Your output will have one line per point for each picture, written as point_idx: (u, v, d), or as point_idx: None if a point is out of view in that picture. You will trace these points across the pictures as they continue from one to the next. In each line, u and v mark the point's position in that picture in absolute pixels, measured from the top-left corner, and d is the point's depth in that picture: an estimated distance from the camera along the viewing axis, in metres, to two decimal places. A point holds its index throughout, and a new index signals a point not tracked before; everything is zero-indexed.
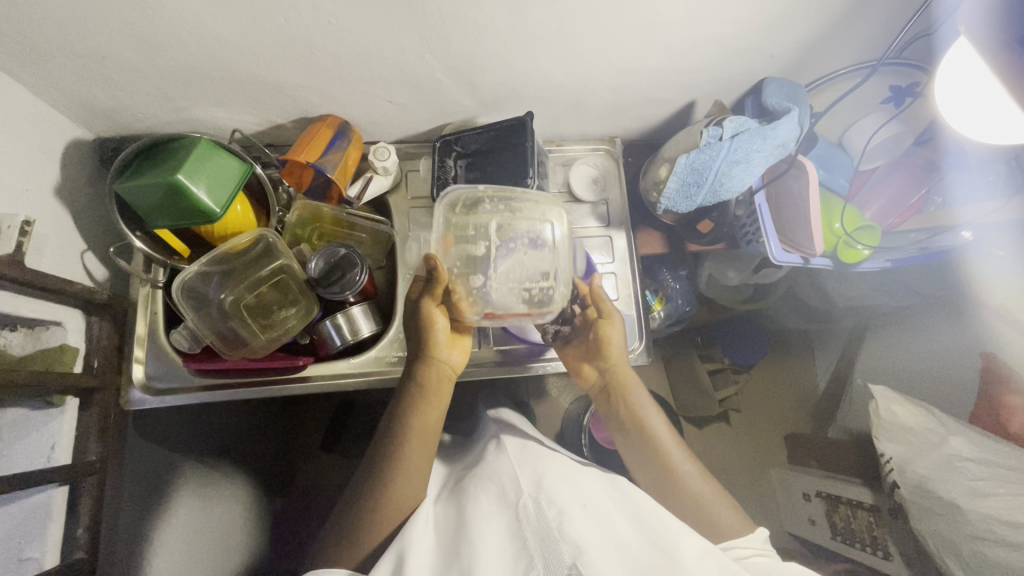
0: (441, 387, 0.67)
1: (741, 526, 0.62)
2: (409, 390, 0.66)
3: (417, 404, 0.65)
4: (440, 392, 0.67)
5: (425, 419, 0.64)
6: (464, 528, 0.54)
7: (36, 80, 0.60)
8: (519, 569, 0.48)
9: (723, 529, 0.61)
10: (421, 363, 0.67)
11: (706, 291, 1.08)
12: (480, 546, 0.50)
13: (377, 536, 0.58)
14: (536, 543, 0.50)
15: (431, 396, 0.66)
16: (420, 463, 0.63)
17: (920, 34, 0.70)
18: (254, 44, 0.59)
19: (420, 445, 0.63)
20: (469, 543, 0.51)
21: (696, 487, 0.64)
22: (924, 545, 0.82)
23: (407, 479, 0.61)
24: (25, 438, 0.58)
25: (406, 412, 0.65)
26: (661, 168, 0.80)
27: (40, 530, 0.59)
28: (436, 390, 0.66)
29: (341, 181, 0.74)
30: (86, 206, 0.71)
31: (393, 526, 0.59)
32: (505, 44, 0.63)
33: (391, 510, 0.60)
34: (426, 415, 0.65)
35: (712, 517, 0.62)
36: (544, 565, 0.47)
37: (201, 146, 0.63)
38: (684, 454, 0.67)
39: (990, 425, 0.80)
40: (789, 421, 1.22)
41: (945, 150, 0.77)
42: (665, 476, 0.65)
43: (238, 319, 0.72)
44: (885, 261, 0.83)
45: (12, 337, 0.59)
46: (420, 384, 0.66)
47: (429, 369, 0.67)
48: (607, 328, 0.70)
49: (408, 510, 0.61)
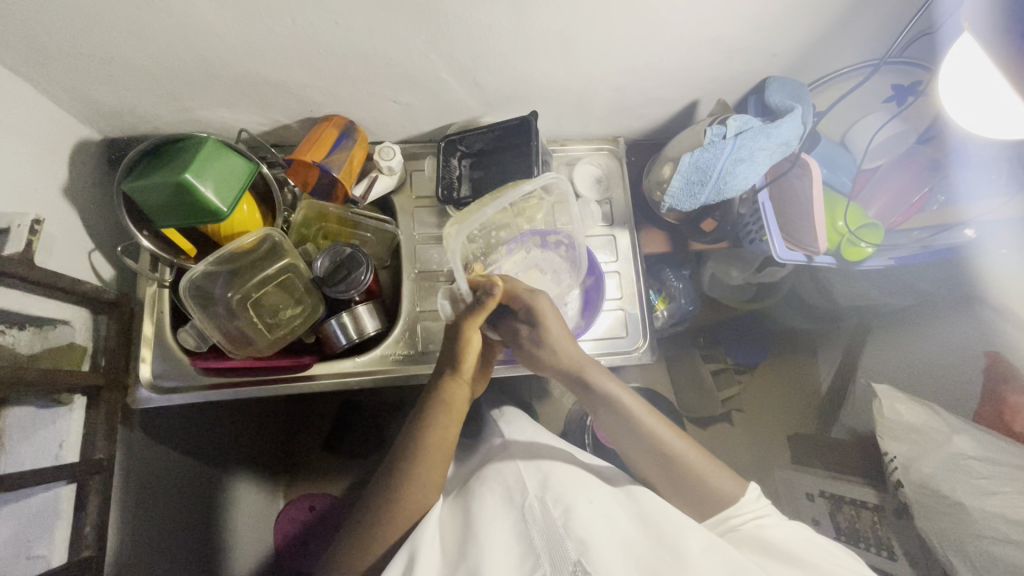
0: (462, 405, 0.65)
1: (737, 489, 0.60)
2: (429, 405, 0.64)
3: (435, 419, 0.63)
4: (459, 411, 0.65)
5: (446, 433, 0.62)
6: (471, 528, 0.54)
7: (45, 81, 0.61)
8: (526, 566, 0.48)
9: (718, 498, 0.59)
10: (446, 379, 0.65)
11: (710, 291, 1.09)
12: (487, 546, 0.50)
13: (389, 536, 0.59)
14: (541, 541, 0.50)
15: (452, 415, 0.64)
16: (437, 471, 0.61)
17: (922, 33, 0.71)
18: (259, 43, 0.59)
19: (438, 456, 0.61)
20: (477, 543, 0.51)
21: (688, 458, 0.61)
22: (930, 544, 0.82)
23: (420, 482, 0.60)
24: (31, 436, 0.58)
25: (425, 423, 0.63)
26: (665, 167, 0.80)
27: (47, 529, 0.58)
28: (458, 410, 0.64)
29: (346, 180, 0.75)
30: (93, 205, 0.71)
31: (402, 530, 0.59)
32: (509, 45, 0.64)
33: (403, 511, 0.59)
34: (445, 428, 0.63)
35: (711, 489, 0.60)
36: (549, 561, 0.47)
37: (207, 147, 0.64)
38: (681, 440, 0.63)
39: (995, 423, 0.79)
40: (792, 421, 1.22)
41: (948, 148, 0.78)
42: (663, 463, 0.62)
43: (244, 318, 0.73)
44: (887, 259, 0.83)
45: (19, 336, 0.59)
46: (442, 401, 0.64)
47: (456, 390, 0.65)
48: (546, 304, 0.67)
49: (420, 512, 0.60)
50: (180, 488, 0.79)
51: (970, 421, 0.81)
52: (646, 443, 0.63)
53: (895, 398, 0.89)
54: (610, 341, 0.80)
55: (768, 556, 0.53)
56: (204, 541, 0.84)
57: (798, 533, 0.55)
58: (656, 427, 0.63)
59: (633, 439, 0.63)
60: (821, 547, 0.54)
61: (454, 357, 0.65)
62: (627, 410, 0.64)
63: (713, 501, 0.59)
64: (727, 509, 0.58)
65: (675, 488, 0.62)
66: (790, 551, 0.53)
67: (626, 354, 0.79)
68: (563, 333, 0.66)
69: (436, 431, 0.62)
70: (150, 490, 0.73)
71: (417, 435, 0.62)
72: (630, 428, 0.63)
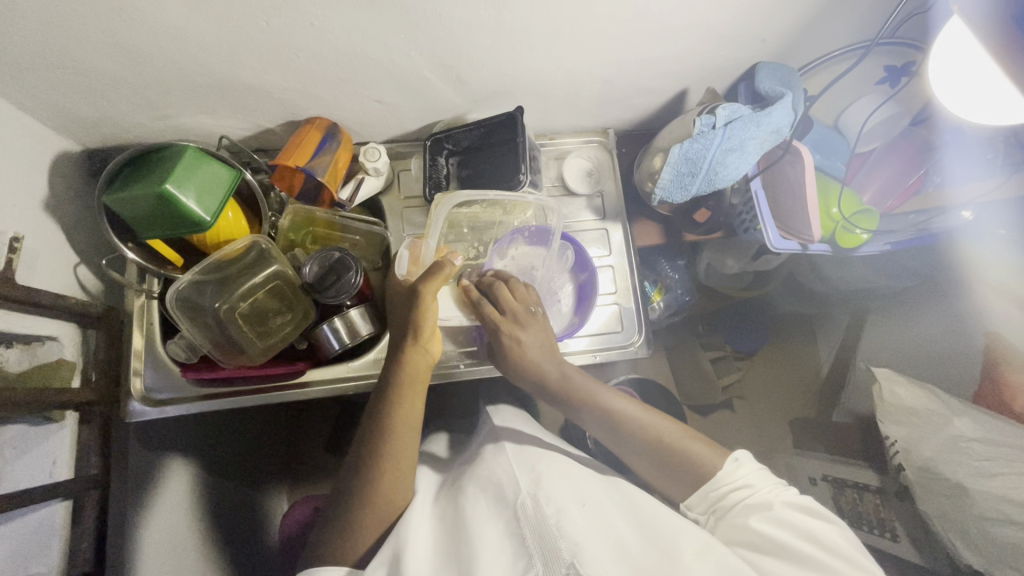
0: (426, 375, 0.65)
1: (718, 461, 0.59)
2: (395, 381, 0.63)
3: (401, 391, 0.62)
4: (425, 381, 0.64)
5: (413, 407, 0.62)
6: (462, 527, 0.54)
7: (20, 96, 0.60)
8: (519, 568, 0.48)
9: (704, 473, 0.59)
10: (410, 347, 0.64)
11: (707, 281, 1.07)
12: (479, 546, 0.50)
13: (366, 538, 0.58)
14: (534, 540, 0.50)
15: (418, 385, 0.63)
16: (408, 450, 0.60)
17: (915, 13, 0.69)
18: (236, 50, 0.58)
19: (405, 437, 0.60)
20: (468, 544, 0.51)
21: (676, 443, 0.61)
22: (932, 527, 0.81)
23: (398, 469, 0.59)
24: (26, 455, 0.58)
25: (393, 399, 0.62)
26: (655, 159, 0.79)
27: (46, 546, 0.58)
28: (422, 381, 0.64)
29: (331, 184, 0.74)
30: (76, 219, 0.70)
31: (379, 530, 0.58)
32: (491, 40, 0.62)
33: (380, 506, 0.58)
34: (412, 398, 0.62)
35: (697, 465, 0.59)
36: (542, 562, 0.47)
37: (187, 156, 0.62)
38: (673, 425, 0.63)
39: (994, 404, 0.79)
40: (793, 405, 1.22)
41: (940, 130, 0.77)
42: (662, 461, 0.61)
43: (234, 326, 0.70)
44: (884, 244, 0.81)
45: (8, 354, 0.58)
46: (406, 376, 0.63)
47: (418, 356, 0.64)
48: (517, 337, 0.65)
49: (396, 507, 0.59)
50: (179, 497, 0.78)
51: (970, 403, 0.81)
52: (617, 427, 0.63)
53: (894, 382, 0.88)
54: (605, 336, 0.79)
55: (760, 553, 0.51)
56: (219, 542, 0.84)
57: (790, 519, 0.52)
58: (623, 406, 0.63)
59: (602, 427, 0.64)
60: (815, 537, 0.50)
61: (414, 323, 0.64)
62: (598, 400, 0.64)
63: (690, 470, 0.59)
64: (709, 484, 0.58)
65: (659, 467, 0.61)
66: (782, 542, 0.51)
67: (621, 349, 0.79)
68: (546, 355, 0.65)
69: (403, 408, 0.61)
70: (148, 500, 0.73)
71: (386, 407, 0.61)
72: (632, 441, 0.62)
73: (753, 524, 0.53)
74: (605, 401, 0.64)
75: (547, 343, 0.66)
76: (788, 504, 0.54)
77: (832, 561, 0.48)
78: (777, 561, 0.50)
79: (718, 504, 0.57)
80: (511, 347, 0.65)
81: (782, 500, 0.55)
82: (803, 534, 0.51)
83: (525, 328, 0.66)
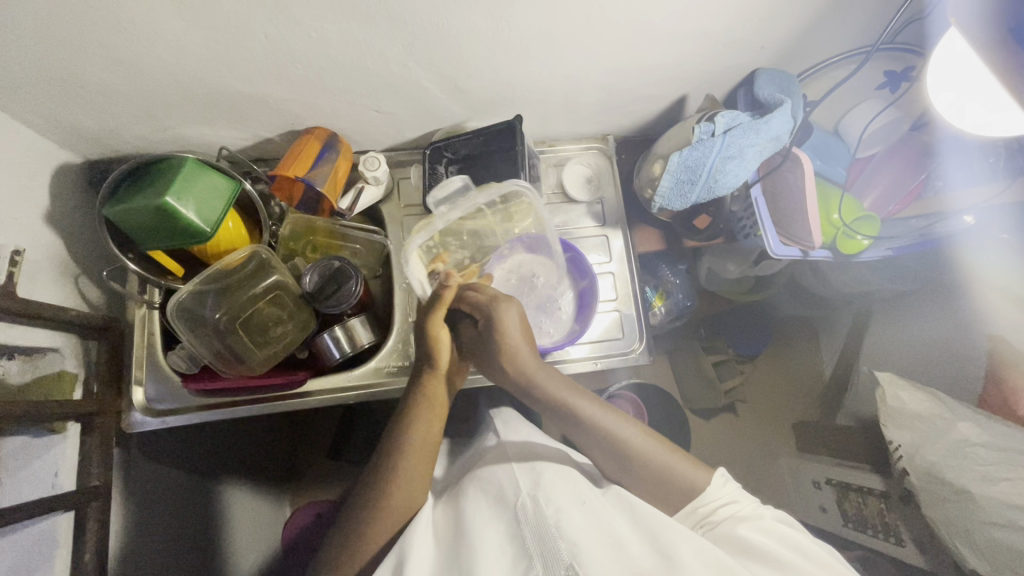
0: (446, 403, 0.64)
1: (704, 476, 0.59)
2: (411, 407, 0.62)
3: (418, 418, 0.61)
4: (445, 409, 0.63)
5: (431, 432, 0.61)
6: (461, 530, 0.54)
7: (20, 109, 0.60)
8: (519, 569, 0.48)
9: (688, 489, 0.58)
10: (426, 376, 0.63)
11: (707, 285, 1.10)
12: (479, 548, 0.50)
13: (371, 548, 0.58)
14: (532, 541, 0.50)
15: (437, 412, 0.62)
16: (422, 470, 0.60)
17: (912, 19, 0.68)
18: (233, 62, 0.58)
19: (423, 455, 0.60)
20: (468, 545, 0.51)
21: (663, 462, 0.60)
22: (937, 532, 0.80)
23: (411, 480, 0.59)
24: (27, 466, 0.58)
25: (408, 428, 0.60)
26: (655, 165, 0.79)
27: (48, 557, 0.58)
28: (441, 407, 0.63)
29: (330, 194, 0.74)
30: (77, 230, 0.70)
31: (382, 543, 0.58)
32: (487, 49, 0.62)
33: (384, 519, 0.58)
34: (430, 423, 0.61)
35: (682, 482, 0.59)
36: (541, 561, 0.48)
37: (188, 168, 0.62)
38: (668, 449, 0.61)
39: (998, 408, 0.79)
40: (797, 409, 1.20)
41: (940, 135, 0.76)
42: (652, 478, 0.60)
43: (236, 336, 0.71)
44: (885, 250, 0.81)
45: (10, 366, 0.59)
46: (423, 401, 0.62)
47: (436, 386, 0.63)
48: (502, 316, 0.61)
49: (400, 522, 0.59)
50: (178, 505, 0.78)
51: (974, 407, 0.80)
52: (608, 443, 0.61)
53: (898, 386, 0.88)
54: (606, 344, 0.79)
55: (747, 558, 0.51)
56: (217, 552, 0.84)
57: (780, 533, 0.53)
58: (619, 424, 0.62)
59: (599, 446, 0.62)
60: (802, 549, 0.52)
61: (429, 353, 0.62)
62: (598, 418, 0.62)
63: (679, 491, 0.59)
64: (696, 500, 0.58)
65: (643, 483, 0.61)
66: (770, 552, 0.51)
67: (622, 356, 0.79)
68: (527, 341, 0.63)
69: (421, 430, 0.60)
70: (149, 509, 0.73)
71: (403, 434, 0.60)
72: (622, 458, 0.61)
73: (742, 532, 0.53)
74: (605, 419, 0.62)
75: (526, 323, 0.63)
76: (775, 519, 0.55)
77: (813, 568, 0.50)
78: (762, 567, 0.50)
79: (705, 520, 0.57)
80: (494, 325, 0.61)
81: (770, 514, 0.56)
82: (788, 544, 0.52)
83: (513, 305, 0.62)
